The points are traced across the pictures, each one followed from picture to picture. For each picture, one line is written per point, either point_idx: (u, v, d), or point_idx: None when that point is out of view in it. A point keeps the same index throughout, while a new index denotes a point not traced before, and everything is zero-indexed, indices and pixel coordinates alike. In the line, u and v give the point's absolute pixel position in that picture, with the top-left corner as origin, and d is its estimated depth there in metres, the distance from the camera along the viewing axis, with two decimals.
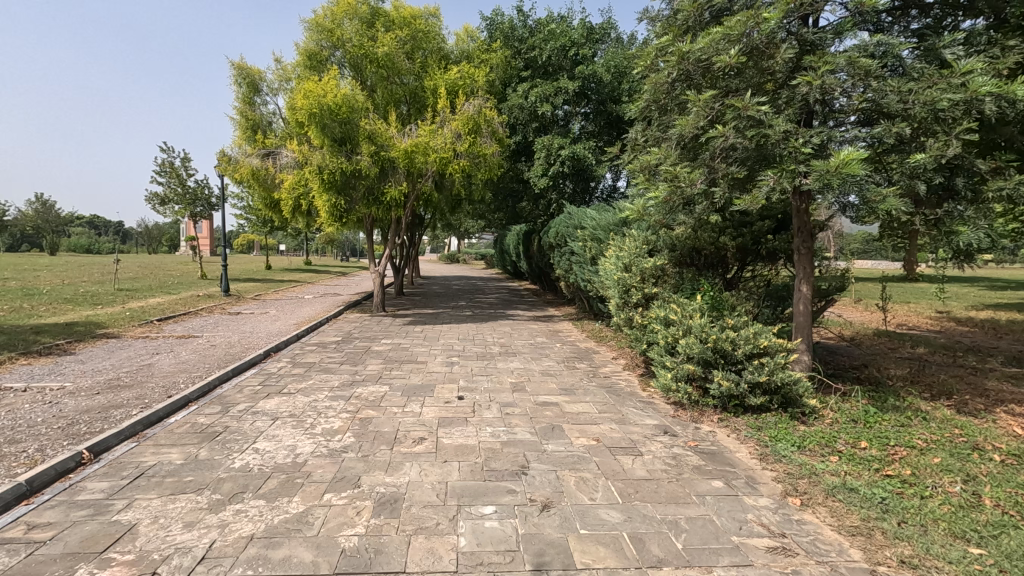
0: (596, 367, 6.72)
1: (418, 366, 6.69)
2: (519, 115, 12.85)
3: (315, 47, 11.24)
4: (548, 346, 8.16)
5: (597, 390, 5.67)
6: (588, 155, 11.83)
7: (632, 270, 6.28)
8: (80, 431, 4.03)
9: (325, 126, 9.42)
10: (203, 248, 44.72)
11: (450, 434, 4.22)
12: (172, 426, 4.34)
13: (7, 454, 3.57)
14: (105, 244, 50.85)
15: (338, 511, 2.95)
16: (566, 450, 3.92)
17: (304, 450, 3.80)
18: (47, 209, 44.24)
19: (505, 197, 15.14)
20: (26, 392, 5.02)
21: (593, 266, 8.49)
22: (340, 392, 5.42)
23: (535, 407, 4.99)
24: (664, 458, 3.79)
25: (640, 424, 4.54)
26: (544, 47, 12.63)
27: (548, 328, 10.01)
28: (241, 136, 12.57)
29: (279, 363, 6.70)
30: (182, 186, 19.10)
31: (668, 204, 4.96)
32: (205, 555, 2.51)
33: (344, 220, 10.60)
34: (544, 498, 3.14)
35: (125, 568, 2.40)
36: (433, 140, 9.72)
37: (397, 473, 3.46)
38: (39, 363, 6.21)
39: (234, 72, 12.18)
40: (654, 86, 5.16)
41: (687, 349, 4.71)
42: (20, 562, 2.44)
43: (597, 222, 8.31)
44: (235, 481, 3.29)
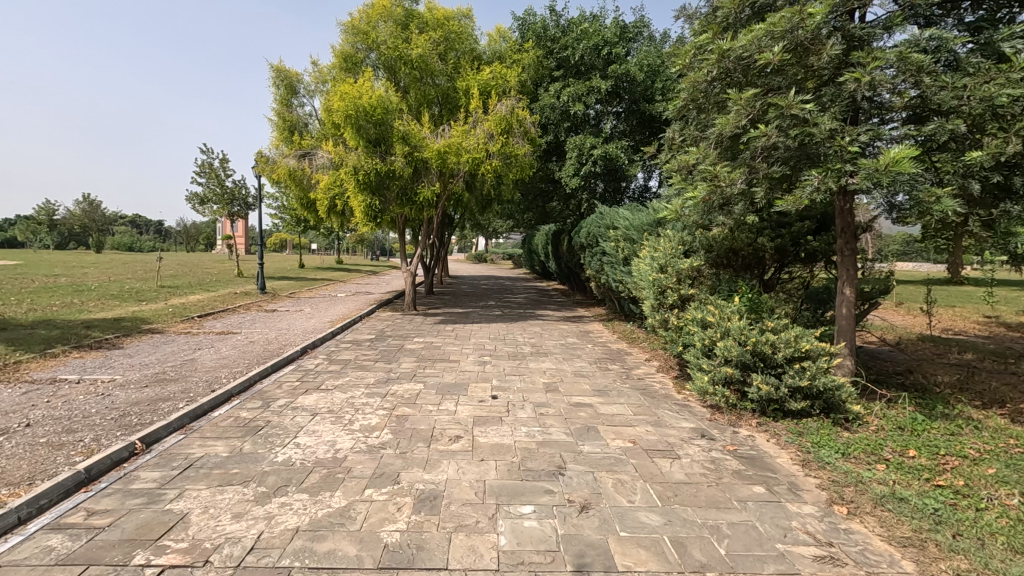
0: (629, 369, 6.67)
1: (451, 365, 6.74)
2: (550, 115, 12.84)
3: (350, 49, 11.47)
4: (580, 346, 8.13)
5: (631, 391, 5.63)
6: (620, 155, 11.73)
7: (668, 271, 6.19)
8: (132, 423, 4.19)
9: (360, 127, 9.58)
10: (239, 247, 45.99)
11: (486, 433, 4.24)
12: (216, 419, 4.47)
13: (66, 443, 3.74)
14: (145, 244, 52.82)
15: (380, 506, 2.99)
16: (602, 452, 3.90)
17: (344, 446, 3.87)
18: (93, 208, 45.67)
19: (534, 197, 15.14)
20: (79, 384, 5.24)
21: (626, 267, 8.44)
22: (376, 389, 5.50)
23: (569, 408, 4.98)
24: (703, 462, 3.74)
25: (676, 427, 4.49)
26: (576, 46, 12.57)
27: (578, 329, 10.00)
28: (279, 137, 12.87)
29: (316, 360, 6.85)
30: (221, 186, 19.61)
31: (706, 204, 4.87)
32: (254, 546, 2.58)
33: (377, 221, 10.76)
34: (582, 499, 3.14)
35: (179, 556, 2.48)
36: (466, 140, 9.80)
37: (435, 471, 3.49)
38: (91, 357, 6.48)
39: (273, 74, 12.50)
40: (693, 85, 5.10)
41: (726, 351, 4.63)
42: (82, 547, 2.54)
43: (631, 221, 8.24)
44: (279, 475, 3.38)
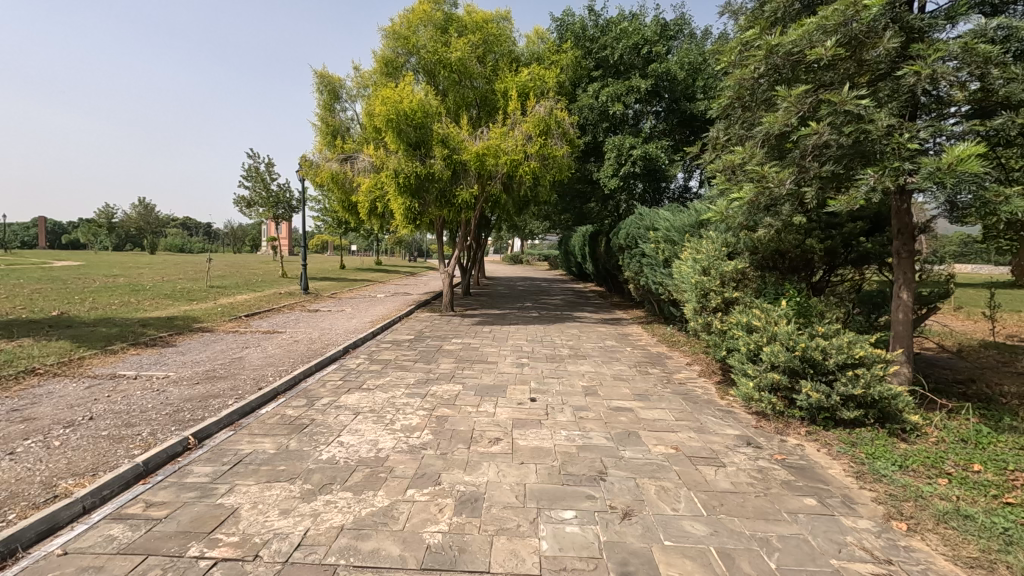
0: (669, 373, 6.54)
1: (489, 366, 6.77)
2: (589, 115, 12.76)
3: (391, 54, 11.71)
4: (619, 349, 8.03)
5: (673, 396, 5.52)
6: (660, 155, 11.55)
7: (711, 274, 6.01)
8: (185, 419, 4.37)
9: (401, 130, 9.74)
10: (283, 248, 47.44)
11: (526, 436, 4.23)
12: (263, 416, 4.61)
13: (125, 436, 3.92)
14: (196, 244, 55.05)
15: (422, 507, 3.02)
16: (644, 457, 3.83)
17: (386, 446, 3.93)
18: (149, 211, 47.76)
19: (572, 198, 15.06)
20: (136, 380, 5.50)
21: (666, 268, 8.30)
22: (415, 389, 5.55)
23: (608, 412, 4.91)
24: (749, 471, 3.62)
25: (720, 434, 4.37)
26: (615, 45, 12.42)
27: (617, 331, 9.88)
28: (322, 141, 13.21)
29: (357, 360, 6.98)
30: (266, 189, 20.25)
31: (753, 205, 4.72)
32: (301, 543, 2.64)
33: (417, 223, 10.89)
34: (625, 506, 3.08)
35: (231, 550, 2.56)
36: (504, 142, 9.86)
37: (475, 473, 3.50)
38: (146, 354, 6.79)
39: (316, 80, 12.85)
40: (739, 82, 4.97)
41: (772, 357, 4.46)
42: (140, 537, 2.65)
43: (671, 222, 8.10)
44: (324, 473, 3.45)
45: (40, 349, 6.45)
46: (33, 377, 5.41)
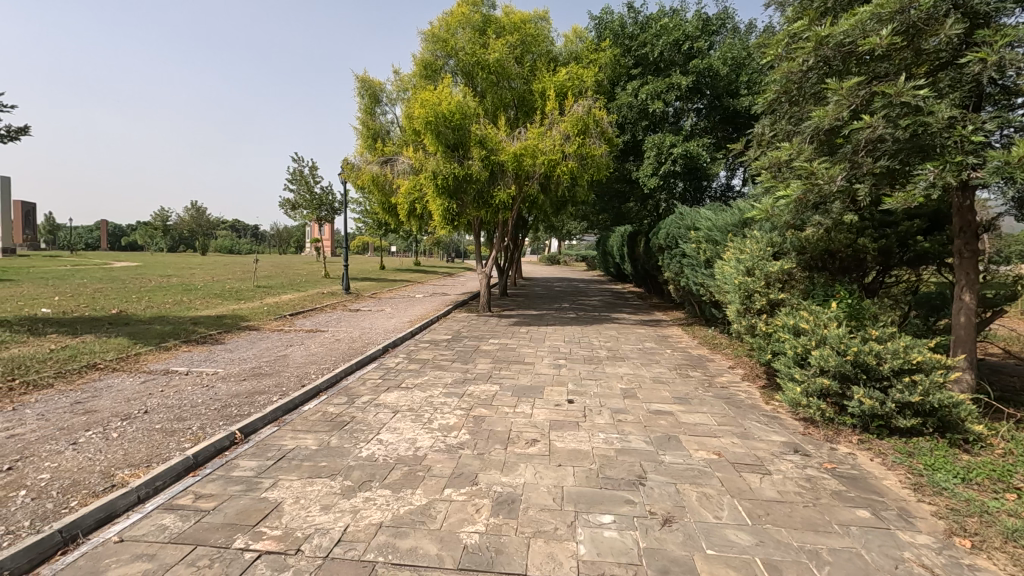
0: (711, 376, 6.37)
1: (526, 367, 6.75)
2: (628, 114, 12.60)
3: (430, 57, 11.88)
4: (659, 351, 7.88)
5: (715, 400, 5.37)
6: (702, 153, 11.28)
7: (756, 274, 5.82)
8: (233, 414, 4.52)
9: (440, 132, 9.83)
10: (326, 249, 48.73)
11: (563, 438, 4.19)
12: (306, 413, 4.72)
13: (177, 430, 4.09)
14: (244, 245, 57.16)
15: (459, 507, 3.02)
16: (685, 463, 3.74)
17: (424, 445, 3.96)
18: (200, 215, 49.78)
19: (610, 198, 14.91)
20: (188, 376, 5.75)
21: (708, 269, 8.10)
22: (453, 389, 5.59)
23: (647, 415, 4.81)
24: (797, 480, 3.48)
25: (765, 440, 4.22)
26: (656, 42, 12.20)
27: (656, 333, 9.70)
28: (363, 144, 13.49)
29: (396, 359, 7.08)
30: (310, 192, 20.83)
31: (801, 203, 4.53)
32: (341, 538, 2.68)
33: (454, 224, 10.98)
34: (665, 512, 3.01)
35: (274, 543, 2.62)
36: (542, 142, 9.83)
37: (513, 474, 3.49)
38: (197, 351, 7.08)
39: (358, 84, 13.14)
40: (786, 75, 4.80)
41: (822, 362, 4.27)
42: (190, 527, 2.75)
43: (713, 222, 7.89)
44: (364, 470, 3.50)
45: (101, 345, 6.82)
46: (95, 371, 5.72)
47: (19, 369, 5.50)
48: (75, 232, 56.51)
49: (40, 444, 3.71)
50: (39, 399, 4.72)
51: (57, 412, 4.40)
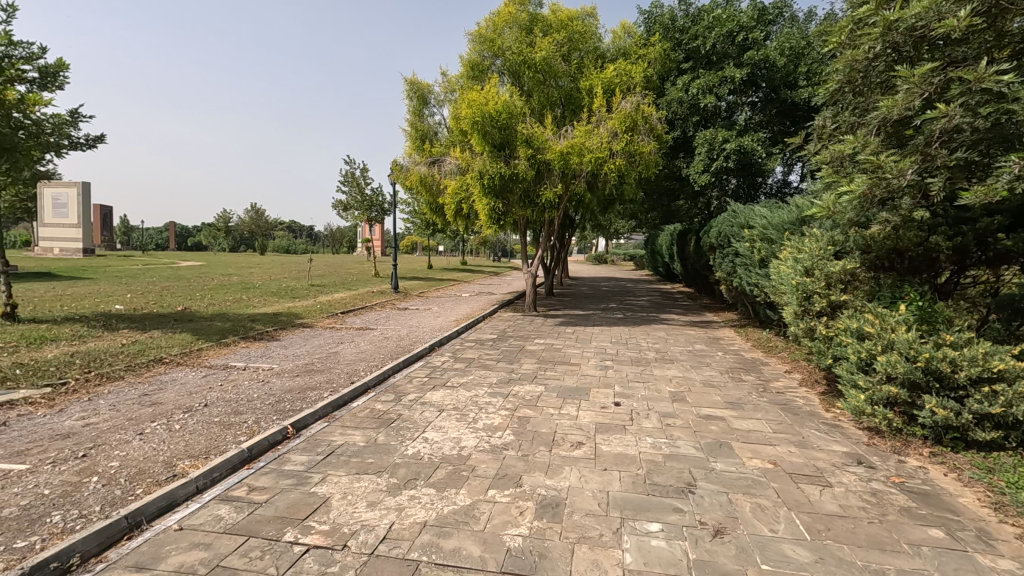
0: (766, 381, 6.10)
1: (572, 367, 6.67)
2: (678, 109, 12.29)
3: (477, 58, 11.97)
4: (709, 354, 7.63)
5: (770, 406, 5.13)
6: (757, 148, 10.85)
7: (815, 275, 5.56)
8: (286, 409, 4.68)
9: (487, 132, 9.86)
10: (377, 249, 49.99)
11: (609, 441, 4.10)
12: (355, 409, 4.83)
13: (234, 423, 4.26)
14: (300, 245, 59.41)
15: (502, 508, 3.00)
16: (738, 471, 3.58)
17: (469, 445, 3.96)
18: (259, 217, 51.96)
19: (659, 196, 14.60)
20: (246, 371, 5.99)
21: (762, 269, 7.78)
22: (498, 389, 5.59)
23: (697, 420, 4.65)
24: (861, 493, 3.26)
25: (825, 450, 4.00)
26: (708, 35, 11.85)
27: (707, 334, 9.40)
28: (411, 146, 13.74)
29: (442, 357, 7.15)
30: (361, 193, 21.39)
31: (866, 199, 4.25)
32: (386, 536, 2.71)
33: (500, 223, 11.00)
34: (716, 523, 2.89)
35: (322, 538, 2.67)
36: (589, 140, 9.70)
37: (557, 477, 3.44)
38: (254, 347, 7.39)
39: (407, 87, 13.39)
40: (849, 64, 4.53)
41: (888, 368, 4.00)
42: (243, 519, 2.85)
43: (769, 220, 7.57)
44: (409, 468, 3.53)
45: (167, 340, 7.23)
46: (161, 365, 6.05)
47: (95, 362, 5.89)
48: (148, 235, 60.28)
49: (111, 433, 3.94)
50: (111, 390, 5.03)
51: (126, 403, 4.67)
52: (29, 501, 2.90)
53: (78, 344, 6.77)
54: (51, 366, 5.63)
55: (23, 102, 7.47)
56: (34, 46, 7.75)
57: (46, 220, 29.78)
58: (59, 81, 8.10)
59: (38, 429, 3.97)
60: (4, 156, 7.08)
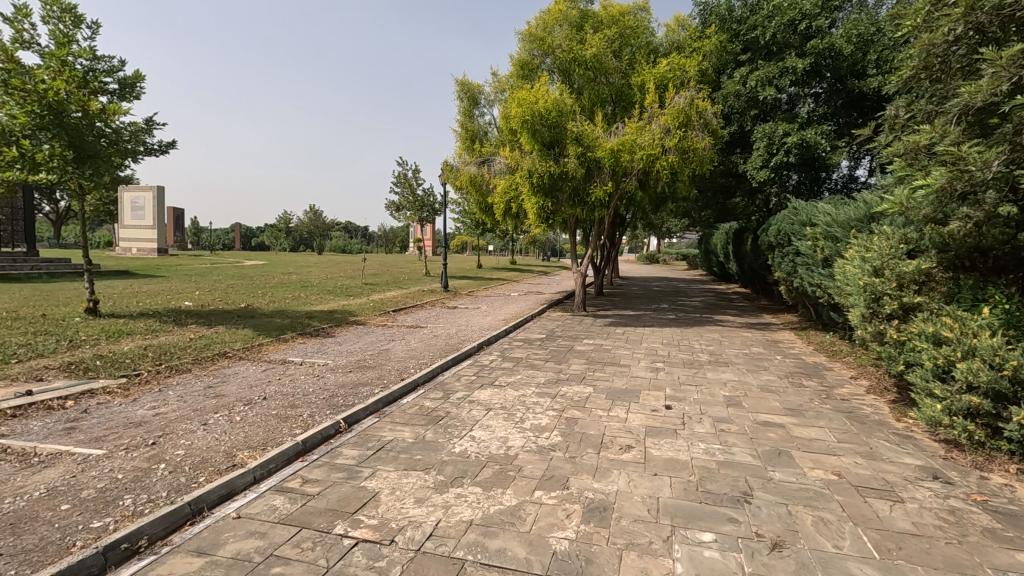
0: (829, 387, 5.76)
1: (621, 369, 6.54)
2: (735, 103, 11.88)
3: (527, 57, 11.97)
4: (767, 357, 7.32)
5: (834, 414, 4.85)
6: (820, 141, 10.31)
7: (884, 275, 5.16)
8: (339, 403, 4.80)
9: (536, 131, 9.82)
10: (428, 249, 50.90)
11: (660, 445, 3.99)
12: (404, 406, 4.91)
13: (291, 416, 4.41)
14: (355, 245, 61.29)
15: (549, 510, 2.96)
16: (798, 481, 3.40)
17: (516, 444, 3.94)
18: (317, 218, 53.92)
19: (714, 193, 14.15)
20: (302, 366, 6.21)
21: (826, 268, 7.38)
22: (546, 389, 5.54)
23: (754, 427, 4.45)
24: (938, 511, 3.02)
25: (896, 463, 3.73)
26: (767, 24, 11.34)
27: (765, 337, 9.01)
28: (462, 146, 13.89)
29: (490, 356, 7.18)
30: (413, 194, 21.81)
31: (945, 193, 3.93)
32: (433, 533, 2.72)
33: (550, 222, 10.94)
34: (774, 536, 2.74)
35: (370, 532, 2.72)
36: (640, 137, 9.50)
37: (605, 480, 3.36)
38: (311, 343, 7.66)
39: (457, 88, 13.55)
40: (925, 48, 4.24)
41: (969, 376, 3.68)
42: (296, 510, 2.93)
43: (833, 217, 7.17)
44: (456, 466, 3.55)
45: (230, 335, 7.58)
46: (225, 359, 6.36)
47: (165, 355, 6.25)
48: (216, 236, 63.81)
49: (178, 423, 4.17)
50: (179, 382, 5.32)
51: (192, 395, 4.93)
52: (106, 484, 3.10)
53: (150, 338, 7.21)
54: (126, 358, 6.02)
55: (105, 112, 7.97)
56: (115, 59, 8.26)
57: (126, 222, 32.04)
58: (138, 91, 8.67)
59: (114, 417, 4.25)
60: (88, 162, 7.81)
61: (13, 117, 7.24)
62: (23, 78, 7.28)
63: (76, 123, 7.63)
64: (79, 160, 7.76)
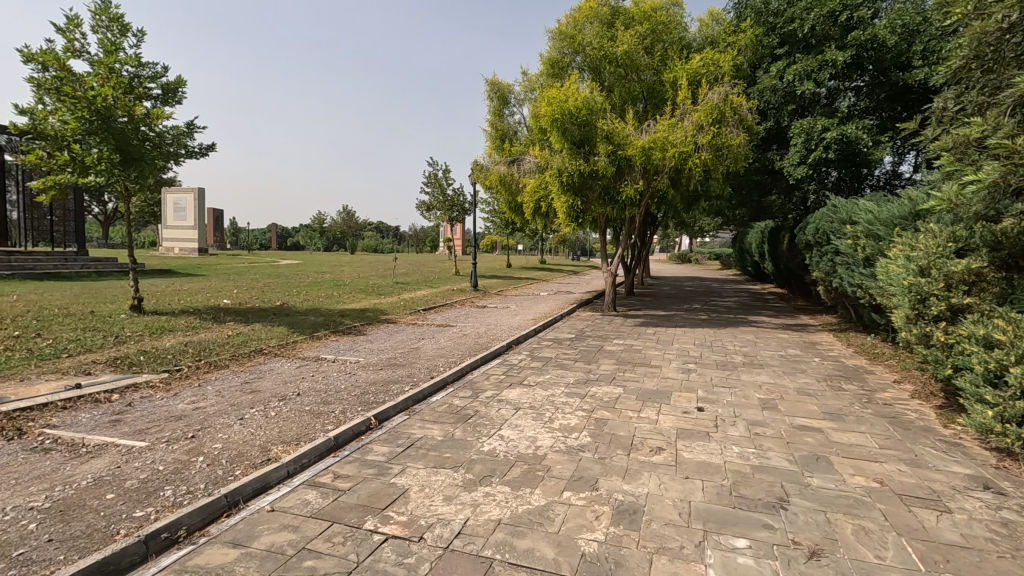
0: (871, 391, 5.55)
1: (652, 369, 6.45)
2: (771, 98, 11.60)
3: (557, 55, 11.92)
4: (805, 359, 7.11)
5: (875, 419, 4.68)
6: (862, 137, 9.95)
7: (931, 275, 4.93)
8: (369, 400, 4.87)
9: (566, 129, 9.76)
10: (458, 249, 51.25)
11: (692, 448, 3.91)
12: (433, 404, 4.94)
13: (323, 412, 4.50)
14: (387, 244, 62.24)
15: (578, 512, 2.93)
16: (837, 488, 3.28)
17: (544, 444, 3.92)
18: (351, 218, 54.93)
19: (749, 190, 13.83)
20: (335, 363, 6.33)
21: (867, 268, 7.12)
22: (575, 389, 5.50)
23: (791, 431, 4.32)
24: (989, 523, 2.87)
25: (943, 471, 3.57)
26: (805, 16, 11.00)
27: (802, 339, 8.75)
28: (492, 146, 13.94)
29: (519, 356, 7.17)
30: (443, 194, 21.99)
31: (997, 189, 3.74)
32: (461, 531, 2.73)
33: (580, 221, 10.87)
34: (812, 544, 2.65)
35: (400, 528, 2.74)
36: (672, 134, 9.34)
37: (635, 483, 3.31)
38: (343, 340, 7.79)
39: (487, 88, 13.60)
40: (976, 36, 4.04)
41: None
42: (328, 505, 2.98)
43: (875, 215, 6.90)
44: (485, 465, 3.55)
45: (266, 332, 7.78)
46: (261, 355, 6.53)
47: (204, 351, 6.46)
48: (254, 236, 65.67)
49: (216, 417, 4.29)
50: (217, 377, 5.49)
51: (230, 390, 5.08)
52: (148, 475, 3.21)
53: (191, 335, 7.45)
54: (168, 354, 6.24)
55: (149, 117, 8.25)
56: (158, 66, 8.56)
57: (168, 223, 33.24)
58: (180, 96, 8.97)
59: (157, 410, 4.41)
60: (133, 165, 8.15)
61: (66, 123, 7.63)
62: (74, 85, 7.62)
63: (122, 128, 7.94)
64: (124, 163, 8.09)
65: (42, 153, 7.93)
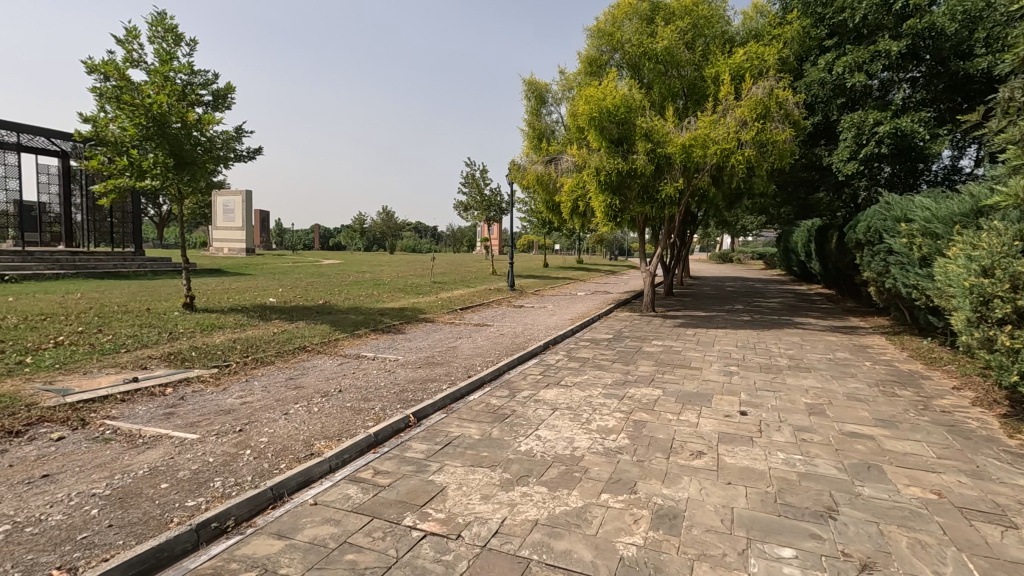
0: (927, 398, 5.27)
1: (692, 371, 6.31)
2: (819, 91, 11.22)
3: (595, 53, 11.80)
4: (854, 363, 6.82)
5: (932, 427, 4.44)
6: (918, 130, 9.47)
7: (995, 275, 4.64)
8: (408, 398, 4.93)
9: (604, 127, 9.66)
10: (495, 248, 51.48)
11: (734, 452, 3.81)
12: (471, 403, 4.97)
13: (364, 409, 4.59)
14: (425, 244, 63.12)
15: (616, 514, 2.89)
16: (890, 499, 3.13)
17: (582, 446, 3.89)
18: (391, 219, 55.92)
19: (795, 187, 13.39)
20: (374, 361, 6.46)
21: (924, 268, 6.77)
22: (613, 390, 5.44)
23: (840, 437, 4.15)
24: None
25: (1007, 484, 3.36)
26: (856, 5, 10.42)
27: (852, 342, 8.40)
28: (529, 145, 13.93)
29: (556, 356, 7.14)
30: (481, 194, 22.12)
31: None
32: (499, 530, 2.73)
33: (618, 220, 10.73)
34: (863, 556, 2.54)
35: (438, 526, 2.77)
36: (714, 131, 9.12)
37: (675, 487, 3.24)
38: (383, 339, 7.94)
39: (525, 87, 13.60)
40: None
41: None
42: (368, 500, 3.04)
43: (932, 212, 6.56)
44: (522, 465, 3.55)
45: (309, 330, 8.01)
46: (305, 352, 6.72)
47: (251, 348, 6.70)
48: (298, 236, 67.69)
49: (262, 412, 4.44)
50: (263, 373, 5.68)
51: (275, 385, 5.25)
52: (199, 466, 3.35)
53: (238, 332, 7.74)
54: (218, 350, 6.50)
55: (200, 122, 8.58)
56: (209, 73, 8.94)
57: (218, 225, 34.63)
58: (228, 101, 9.31)
59: (207, 404, 4.59)
60: (185, 168, 8.54)
61: (125, 129, 8.05)
62: (133, 94, 8.05)
63: (176, 133, 8.34)
64: (178, 167, 8.49)
65: (104, 159, 8.40)
